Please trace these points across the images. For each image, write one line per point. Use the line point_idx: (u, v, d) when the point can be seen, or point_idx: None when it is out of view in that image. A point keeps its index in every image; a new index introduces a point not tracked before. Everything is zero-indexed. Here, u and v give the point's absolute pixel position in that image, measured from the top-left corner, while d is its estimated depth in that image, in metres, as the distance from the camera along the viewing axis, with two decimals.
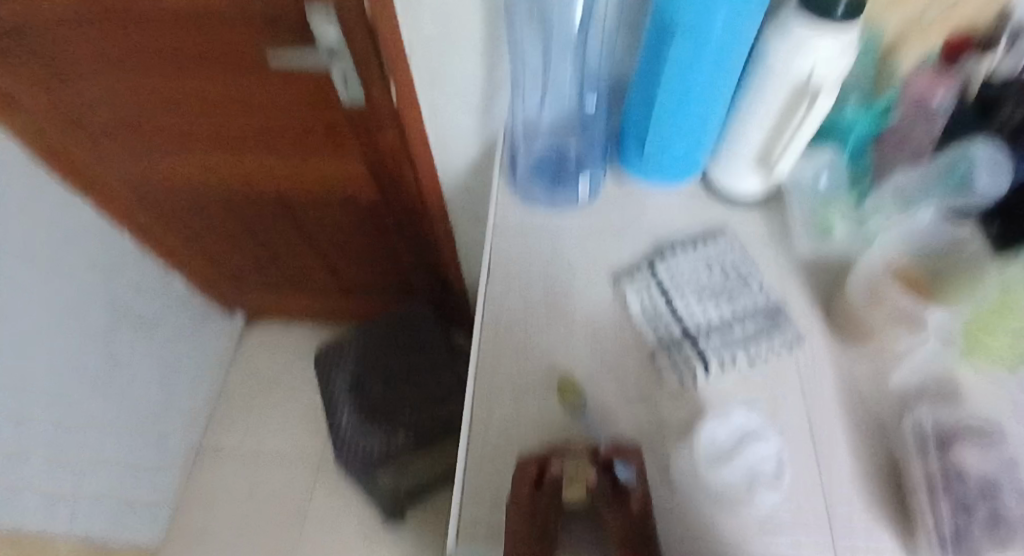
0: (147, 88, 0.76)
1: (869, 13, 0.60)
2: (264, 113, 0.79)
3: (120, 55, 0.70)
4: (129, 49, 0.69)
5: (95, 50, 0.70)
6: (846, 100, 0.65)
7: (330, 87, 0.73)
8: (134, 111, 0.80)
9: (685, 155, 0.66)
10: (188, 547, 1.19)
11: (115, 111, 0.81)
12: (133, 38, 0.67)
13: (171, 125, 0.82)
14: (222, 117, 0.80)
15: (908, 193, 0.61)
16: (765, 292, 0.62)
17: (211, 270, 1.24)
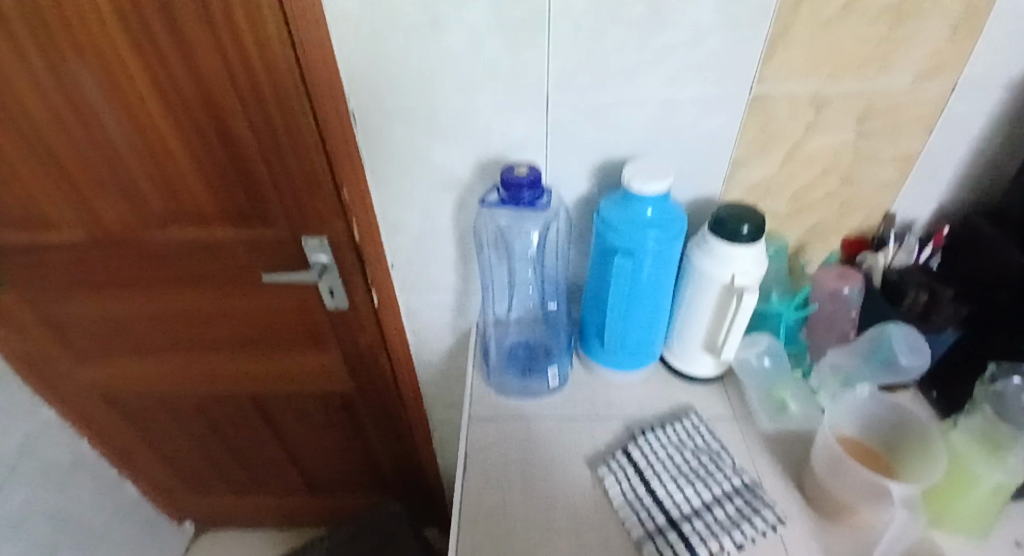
0: (138, 304, 0.81)
1: (773, 229, 0.74)
2: (248, 322, 0.84)
3: (121, 277, 0.77)
4: (132, 272, 0.76)
5: (97, 274, 0.77)
6: (767, 294, 0.74)
7: (316, 297, 0.80)
8: (119, 325, 0.85)
9: (642, 347, 0.72)
10: None
11: (101, 326, 0.85)
12: (137, 264, 0.75)
13: (154, 335, 0.86)
14: (205, 326, 0.85)
15: (846, 370, 0.67)
16: (739, 470, 0.63)
17: (166, 479, 1.16)
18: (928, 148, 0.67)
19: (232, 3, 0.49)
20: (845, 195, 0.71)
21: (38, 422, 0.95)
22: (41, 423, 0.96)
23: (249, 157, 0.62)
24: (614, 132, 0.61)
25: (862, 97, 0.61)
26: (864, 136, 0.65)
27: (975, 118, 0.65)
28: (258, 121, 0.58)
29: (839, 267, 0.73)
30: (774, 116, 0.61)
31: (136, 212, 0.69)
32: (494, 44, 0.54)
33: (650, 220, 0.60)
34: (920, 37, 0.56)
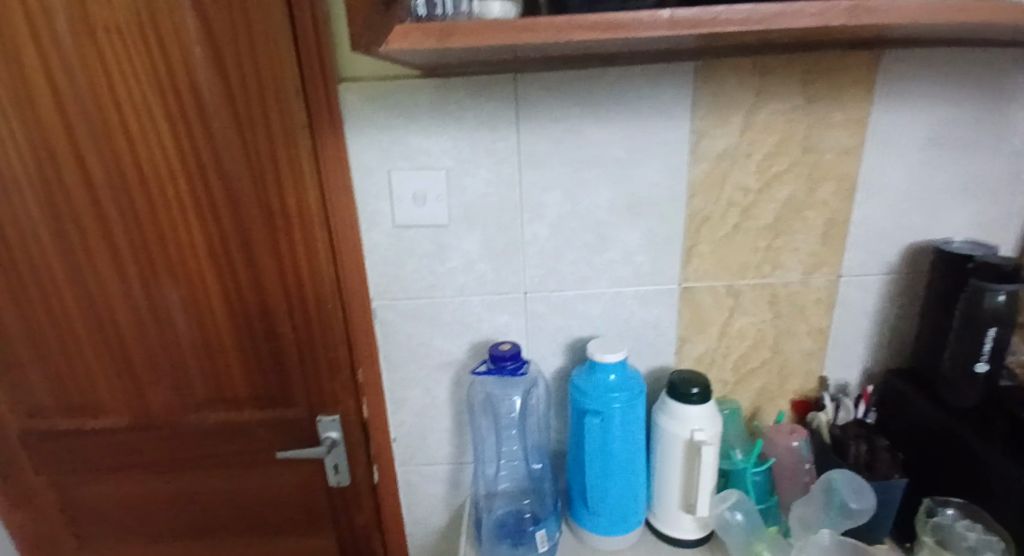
0: (152, 488, 0.87)
1: (722, 393, 0.87)
2: (249, 505, 0.89)
3: (146, 458, 0.84)
4: (157, 455, 0.84)
5: (122, 458, 0.85)
6: (731, 451, 0.82)
7: (319, 476, 0.86)
8: (124, 511, 0.89)
9: (627, 510, 0.77)
10: None
11: (107, 514, 0.89)
12: (163, 447, 0.84)
13: (154, 522, 0.89)
14: (208, 510, 0.89)
15: (811, 520, 0.73)
16: None
17: None
18: (835, 321, 0.82)
19: (295, 240, 0.69)
20: (778, 363, 0.84)
21: None
22: None
23: (284, 348, 0.77)
24: (579, 319, 0.77)
25: (767, 288, 0.79)
26: (779, 315, 0.81)
27: (866, 299, 0.81)
28: (298, 320, 0.74)
29: (788, 425, 0.83)
30: (701, 303, 0.79)
31: (177, 397, 0.80)
32: (484, 260, 0.72)
33: (613, 384, 0.73)
34: (795, 246, 0.76)
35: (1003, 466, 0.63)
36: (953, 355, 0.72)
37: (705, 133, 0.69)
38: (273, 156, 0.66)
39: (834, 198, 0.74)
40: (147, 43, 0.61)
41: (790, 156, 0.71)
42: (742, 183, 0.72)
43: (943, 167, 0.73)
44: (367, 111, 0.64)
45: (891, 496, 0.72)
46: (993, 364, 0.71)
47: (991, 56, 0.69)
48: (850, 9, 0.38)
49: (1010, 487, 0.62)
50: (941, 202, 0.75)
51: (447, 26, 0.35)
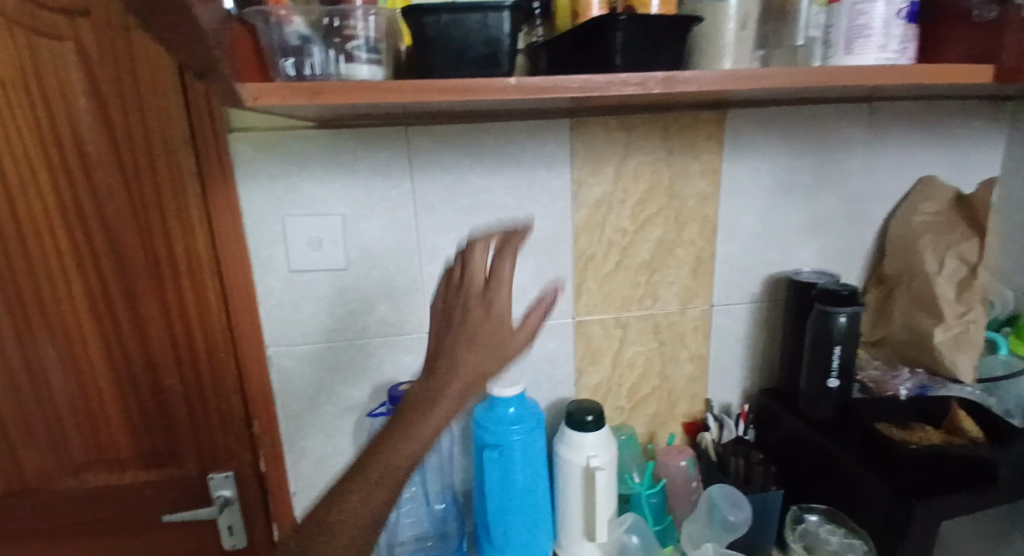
0: None
1: (618, 421, 0.92)
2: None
3: (15, 530, 0.77)
4: (26, 528, 0.77)
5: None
6: (626, 474, 0.88)
7: (213, 537, 0.81)
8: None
9: (530, 542, 0.81)
10: None
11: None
12: (33, 519, 0.77)
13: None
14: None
15: (698, 536, 0.78)
16: None
17: None
18: (712, 347, 0.91)
19: (184, 288, 0.68)
20: (666, 389, 0.92)
21: None
22: None
23: (173, 402, 0.74)
24: None
25: (649, 319, 0.87)
26: (663, 342, 0.89)
27: (737, 325, 0.91)
28: (189, 373, 0.72)
29: (678, 447, 0.89)
30: (593, 335, 0.86)
31: (52, 462, 0.74)
32: (383, 302, 0.74)
33: (512, 418, 0.77)
34: (669, 280, 0.85)
35: (862, 471, 0.70)
36: (808, 373, 0.81)
37: (584, 181, 0.77)
38: (161, 207, 0.65)
39: (699, 237, 0.84)
40: (27, 93, 0.61)
41: (659, 201, 0.80)
42: (619, 226, 0.80)
43: (786, 208, 0.85)
44: (259, 160, 0.66)
45: (767, 506, 0.78)
46: (843, 379, 0.79)
47: (813, 116, 0.82)
48: (665, 80, 0.47)
49: (867, 490, 0.70)
50: (788, 238, 0.87)
51: (316, 86, 0.39)
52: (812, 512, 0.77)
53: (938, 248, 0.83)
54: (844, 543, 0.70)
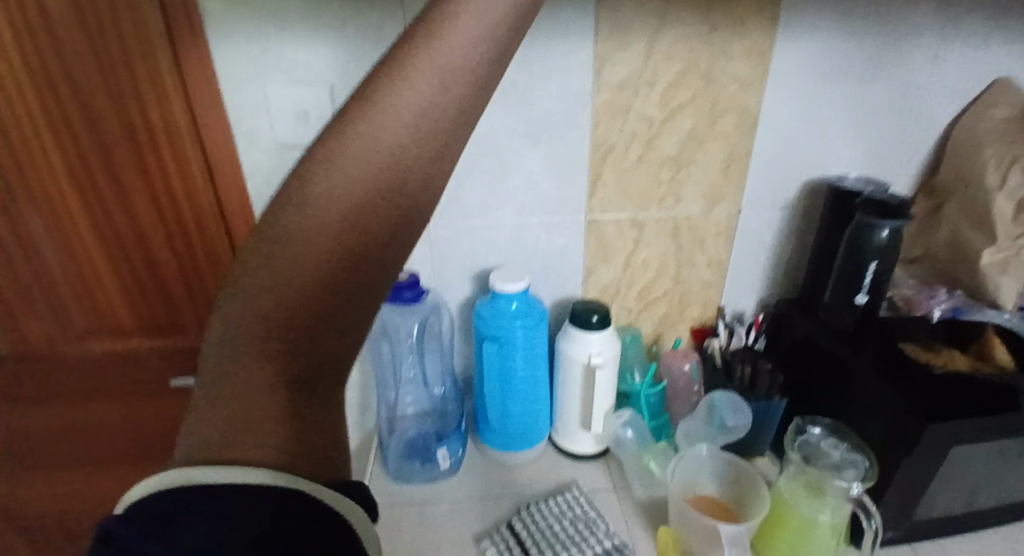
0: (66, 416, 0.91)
1: (624, 322, 0.90)
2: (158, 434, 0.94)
3: (52, 388, 0.89)
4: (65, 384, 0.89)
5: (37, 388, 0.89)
6: (628, 372, 0.88)
7: None
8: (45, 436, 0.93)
9: (528, 427, 0.84)
10: None
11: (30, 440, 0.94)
12: (70, 374, 0.87)
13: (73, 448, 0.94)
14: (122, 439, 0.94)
15: (693, 434, 0.78)
16: (610, 533, 0.73)
17: None
18: (733, 252, 0.85)
19: (166, 161, 0.67)
20: (679, 292, 0.88)
21: None
22: None
23: (166, 273, 0.77)
24: (483, 247, 0.80)
25: (669, 219, 0.81)
26: (681, 246, 0.83)
27: (766, 231, 0.84)
28: (180, 247, 0.74)
29: (683, 350, 0.88)
30: (606, 234, 0.81)
31: (60, 327, 0.83)
32: None
33: (515, 311, 0.77)
34: (696, 177, 0.78)
35: (869, 377, 0.69)
36: (834, 288, 0.76)
37: (607, 57, 0.68)
38: (130, 70, 0.61)
39: (735, 130, 0.75)
40: None
41: (692, 87, 0.71)
42: (645, 113, 0.72)
43: (840, 100, 0.74)
44: (231, 14, 0.57)
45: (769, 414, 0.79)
46: (872, 296, 0.75)
47: None
48: None
49: (870, 394, 0.68)
50: (836, 136, 0.77)
51: None
52: (818, 422, 0.75)
53: (1002, 159, 0.71)
54: (845, 458, 0.67)
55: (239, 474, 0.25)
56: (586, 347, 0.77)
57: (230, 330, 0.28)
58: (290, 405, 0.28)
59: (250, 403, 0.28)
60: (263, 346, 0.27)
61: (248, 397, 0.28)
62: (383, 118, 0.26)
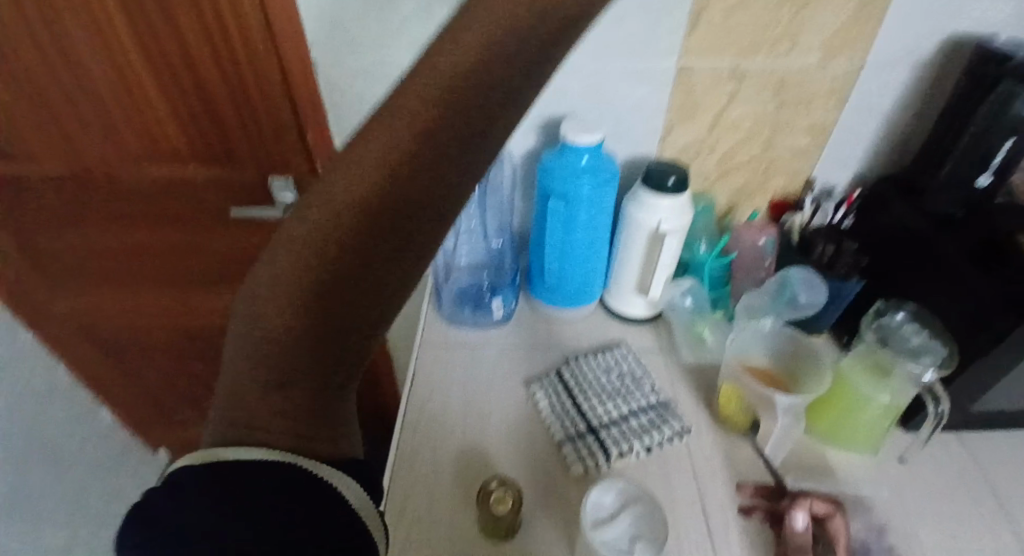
0: (138, 237, 0.93)
1: (697, 189, 0.82)
2: (224, 262, 0.97)
3: (117, 212, 0.90)
4: (120, 210, 0.90)
5: (96, 209, 0.90)
6: (694, 241, 0.84)
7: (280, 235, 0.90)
8: (115, 255, 0.97)
9: (583, 286, 0.83)
10: None
11: (100, 258, 0.98)
12: (124, 200, 0.88)
13: (142, 267, 0.99)
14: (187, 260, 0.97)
15: (755, 307, 0.79)
16: (655, 390, 0.77)
17: (139, 402, 1.30)
18: (842, 117, 0.75)
19: None
20: (766, 162, 0.79)
21: None
22: None
23: (215, 95, 0.74)
24: (556, 92, 0.71)
25: (776, 71, 0.69)
26: (782, 106, 0.73)
27: (887, 94, 0.72)
28: (229, 71, 0.71)
29: (760, 223, 0.83)
30: (697, 84, 0.70)
31: (111, 149, 0.81)
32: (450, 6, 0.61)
33: (585, 166, 0.71)
34: (821, 19, 0.65)
35: (966, 267, 0.66)
36: (956, 164, 0.69)
37: None
38: None
39: None
40: None
41: None
42: None
43: None
44: None
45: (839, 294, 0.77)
46: (996, 179, 0.69)
47: None
48: None
49: (970, 284, 0.65)
50: None
51: None
52: (902, 308, 0.72)
53: None
54: (923, 344, 0.67)
55: (242, 453, 0.25)
56: (657, 213, 0.72)
57: (247, 311, 0.28)
58: (287, 381, 0.27)
59: (247, 383, 0.27)
60: (272, 326, 0.28)
61: (258, 372, 0.27)
62: (403, 103, 0.30)
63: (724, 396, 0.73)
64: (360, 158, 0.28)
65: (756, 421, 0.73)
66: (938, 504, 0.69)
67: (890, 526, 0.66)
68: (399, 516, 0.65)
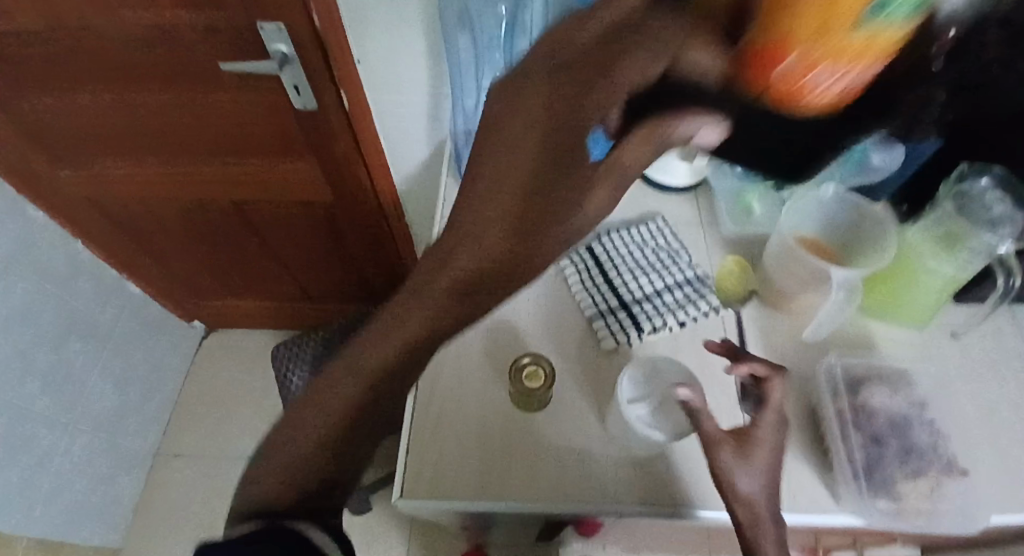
0: (122, 101, 0.81)
1: None
2: (223, 129, 0.86)
3: (91, 70, 0.76)
4: (95, 67, 0.75)
5: (64, 62, 0.76)
6: None
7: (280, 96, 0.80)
8: (102, 117, 0.85)
9: None
10: (156, 537, 1.27)
11: (83, 125, 0.87)
12: (99, 54, 0.73)
13: (136, 132, 0.88)
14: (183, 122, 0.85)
15: None
16: (693, 264, 0.72)
17: (162, 280, 1.30)
18: None
19: None
20: None
21: (27, 221, 1.03)
22: (30, 223, 1.03)
23: None
24: None
25: None
26: None
27: None
28: None
29: None
30: None
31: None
32: None
33: None
34: None
35: None
36: None
37: None
38: None
39: None
40: None
41: None
42: None
43: None
44: None
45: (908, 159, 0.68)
46: None
47: None
48: None
49: None
50: None
51: None
52: (986, 172, 0.61)
53: None
54: (1006, 214, 0.58)
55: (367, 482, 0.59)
56: None
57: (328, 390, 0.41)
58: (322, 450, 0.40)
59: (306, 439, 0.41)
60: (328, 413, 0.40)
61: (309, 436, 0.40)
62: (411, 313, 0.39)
63: (721, 272, 0.72)
64: (453, 252, 0.35)
65: (787, 293, 0.68)
66: (986, 382, 0.66)
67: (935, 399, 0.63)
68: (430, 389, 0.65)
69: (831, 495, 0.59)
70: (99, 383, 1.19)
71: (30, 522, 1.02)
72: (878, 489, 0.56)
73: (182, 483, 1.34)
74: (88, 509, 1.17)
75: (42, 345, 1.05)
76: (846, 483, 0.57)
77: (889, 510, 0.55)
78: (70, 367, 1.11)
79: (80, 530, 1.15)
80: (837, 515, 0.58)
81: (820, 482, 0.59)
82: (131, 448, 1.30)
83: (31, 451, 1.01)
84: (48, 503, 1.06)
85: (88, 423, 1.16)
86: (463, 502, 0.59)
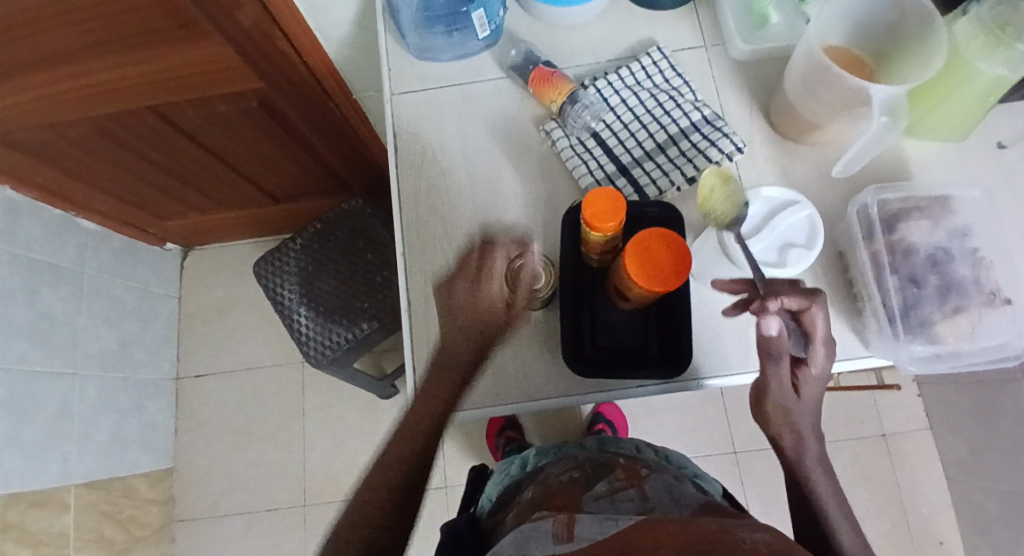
0: None
1: None
2: (92, 28, 0.65)
3: None
4: None
5: None
6: None
7: None
8: None
9: None
10: (201, 447, 1.35)
11: None
12: None
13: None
14: (44, 25, 0.64)
15: None
16: (698, 104, 0.62)
17: (115, 208, 1.18)
18: None
19: None
20: None
21: None
22: None
23: None
24: None
25: None
26: None
27: None
28: None
29: None
30: None
31: None
32: None
33: None
34: None
35: None
36: None
37: None
38: None
39: None
40: None
41: None
42: None
43: None
44: None
45: None
46: None
47: None
48: None
49: None
50: None
51: None
52: None
53: None
54: None
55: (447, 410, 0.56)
56: None
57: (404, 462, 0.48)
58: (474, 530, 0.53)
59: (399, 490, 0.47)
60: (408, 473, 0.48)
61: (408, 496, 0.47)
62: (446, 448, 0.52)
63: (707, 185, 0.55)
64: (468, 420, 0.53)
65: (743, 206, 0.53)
66: None
67: (980, 224, 0.54)
68: (425, 302, 0.59)
69: (861, 342, 0.54)
70: (92, 326, 1.15)
71: (72, 466, 1.06)
72: (916, 333, 0.51)
73: (209, 399, 1.38)
74: (127, 438, 1.22)
75: (16, 300, 0.97)
76: (879, 331, 0.52)
77: (925, 355, 0.50)
78: (55, 316, 1.06)
79: (126, 458, 1.21)
80: (867, 359, 0.54)
81: (849, 331, 0.54)
82: (149, 378, 1.31)
83: (46, 407, 1.01)
84: (85, 444, 1.10)
85: (96, 366, 1.15)
86: (481, 411, 0.57)
